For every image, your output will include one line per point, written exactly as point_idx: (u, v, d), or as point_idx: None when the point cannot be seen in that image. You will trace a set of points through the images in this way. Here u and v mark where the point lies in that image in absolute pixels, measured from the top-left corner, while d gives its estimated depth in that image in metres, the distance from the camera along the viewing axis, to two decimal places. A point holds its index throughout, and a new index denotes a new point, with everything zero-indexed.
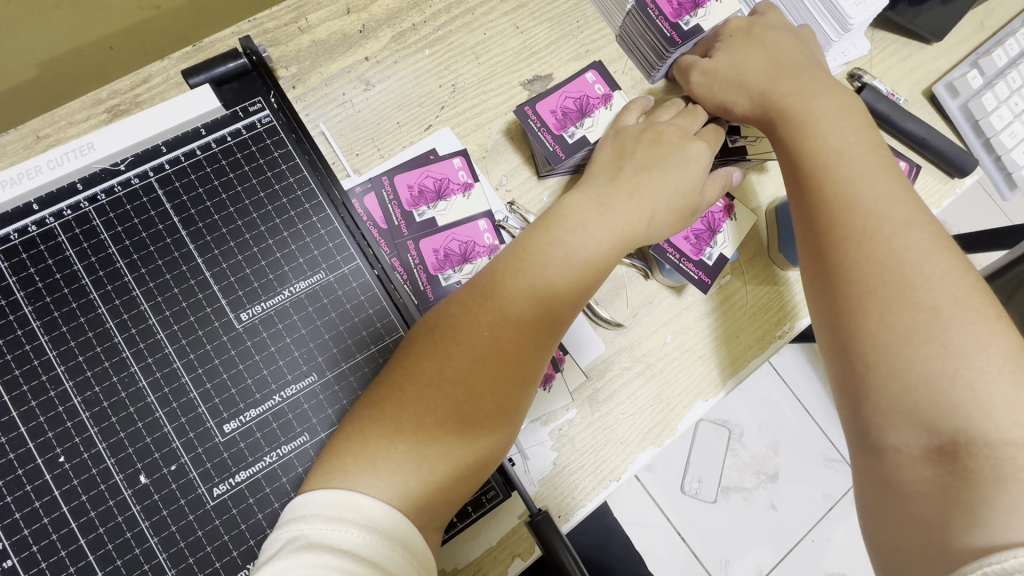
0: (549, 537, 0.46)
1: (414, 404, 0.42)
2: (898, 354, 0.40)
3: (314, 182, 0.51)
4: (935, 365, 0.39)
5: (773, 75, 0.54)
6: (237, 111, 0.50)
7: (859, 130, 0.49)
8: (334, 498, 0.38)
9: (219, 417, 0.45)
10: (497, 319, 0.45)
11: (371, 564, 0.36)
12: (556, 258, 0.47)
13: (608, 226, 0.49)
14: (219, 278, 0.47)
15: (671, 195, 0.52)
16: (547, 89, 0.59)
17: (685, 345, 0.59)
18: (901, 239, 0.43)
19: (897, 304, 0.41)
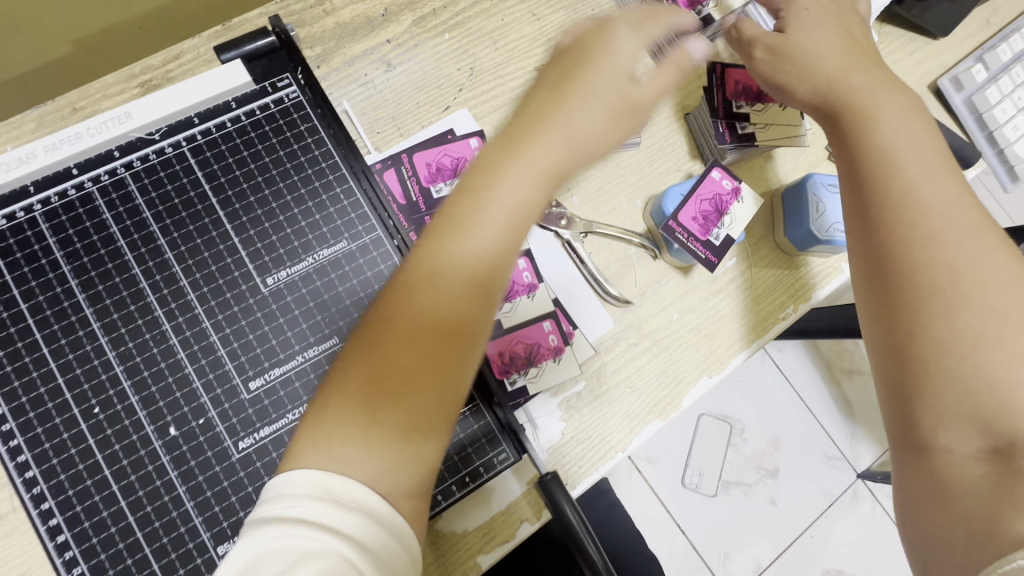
0: (557, 496, 0.49)
1: (362, 395, 0.38)
2: (966, 356, 0.41)
3: (337, 155, 0.53)
4: (1000, 370, 0.41)
5: (840, 61, 0.52)
6: (266, 86, 0.52)
7: (918, 130, 0.49)
8: (284, 473, 0.37)
9: (245, 375, 0.47)
10: (434, 303, 0.40)
11: (331, 532, 0.34)
12: (493, 210, 0.42)
13: (527, 177, 0.43)
14: (246, 244, 0.50)
15: (605, 88, 0.45)
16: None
17: (691, 324, 0.61)
18: (969, 245, 0.44)
19: (964, 306, 0.42)
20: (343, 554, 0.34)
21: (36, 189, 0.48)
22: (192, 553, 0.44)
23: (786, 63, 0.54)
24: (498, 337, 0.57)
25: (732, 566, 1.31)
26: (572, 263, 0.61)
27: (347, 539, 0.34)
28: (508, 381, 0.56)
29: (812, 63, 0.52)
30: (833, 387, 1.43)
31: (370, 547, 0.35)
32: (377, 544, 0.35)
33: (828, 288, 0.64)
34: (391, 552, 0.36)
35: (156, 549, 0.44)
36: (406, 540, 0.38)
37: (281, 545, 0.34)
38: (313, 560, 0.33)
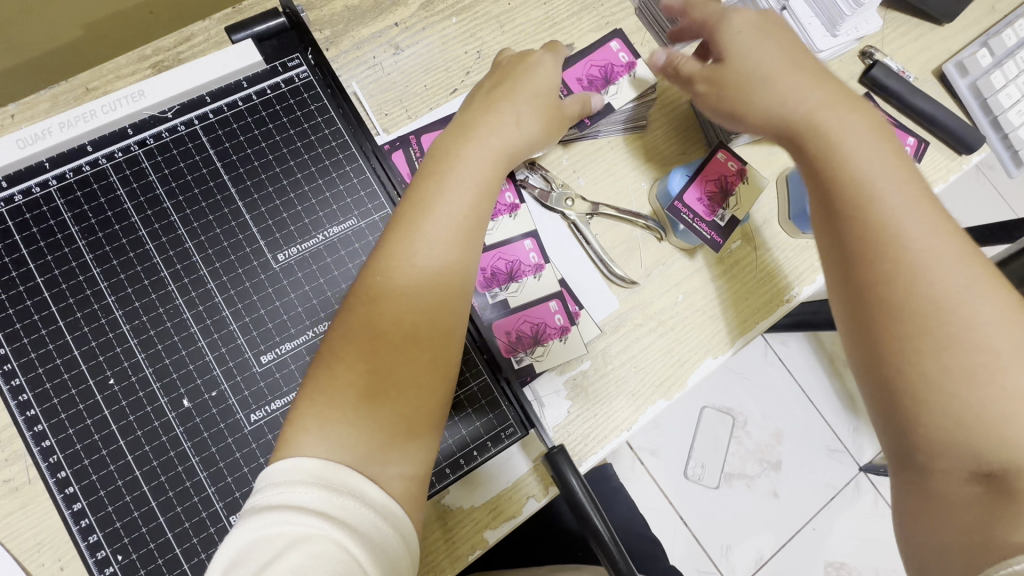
0: (564, 468, 0.49)
1: (335, 381, 0.41)
2: (957, 393, 0.38)
3: (348, 134, 0.53)
4: (991, 407, 0.37)
5: (792, 82, 0.49)
6: (277, 66, 0.53)
7: (879, 145, 0.46)
8: (281, 462, 0.39)
9: (257, 349, 0.48)
10: (401, 298, 0.44)
11: (323, 517, 0.37)
12: (456, 199, 0.47)
13: (477, 181, 0.49)
14: (258, 221, 0.50)
15: (530, 95, 0.54)
16: (575, 57, 0.63)
17: (696, 305, 0.61)
18: (951, 277, 0.40)
19: (956, 346, 0.39)
20: (335, 539, 0.36)
21: (52, 165, 0.48)
22: (205, 522, 0.46)
23: (725, 94, 0.52)
24: (505, 317, 0.58)
25: (734, 557, 1.32)
26: (578, 244, 0.62)
27: (339, 524, 0.37)
28: (515, 360, 0.57)
29: (766, 94, 0.50)
30: (837, 380, 1.43)
31: (361, 532, 0.37)
32: (367, 528, 0.38)
33: None
34: (384, 538, 0.38)
35: (171, 518, 0.45)
36: (401, 529, 0.40)
37: (273, 532, 0.36)
38: (306, 544, 0.35)
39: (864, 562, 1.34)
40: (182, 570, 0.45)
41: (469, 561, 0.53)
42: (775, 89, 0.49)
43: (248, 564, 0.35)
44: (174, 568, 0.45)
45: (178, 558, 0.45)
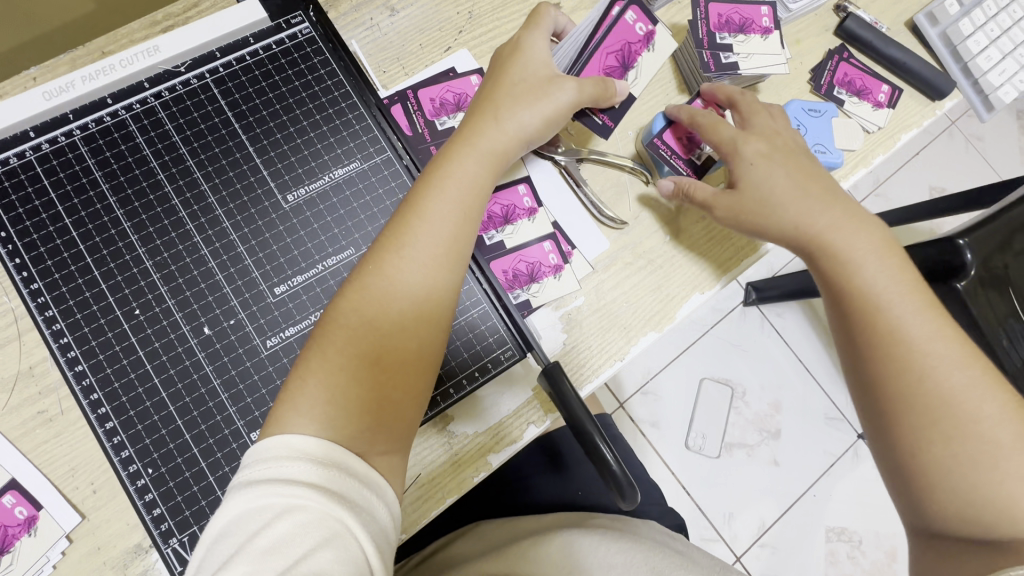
0: (558, 380, 0.52)
1: (311, 388, 0.44)
2: (924, 446, 0.49)
3: (349, 85, 0.57)
4: (955, 457, 0.48)
5: (819, 208, 0.56)
6: (281, 23, 0.57)
7: (890, 266, 0.53)
8: (267, 442, 0.41)
9: (270, 281, 0.52)
10: (375, 314, 0.47)
11: (308, 488, 0.39)
12: (447, 200, 0.50)
13: (455, 204, 0.51)
14: (268, 165, 0.54)
15: (527, 96, 0.56)
16: (590, 51, 0.62)
17: (683, 245, 0.65)
18: (931, 364, 0.49)
19: (922, 412, 0.49)
20: (319, 507, 0.38)
21: (75, 116, 0.52)
22: (228, 438, 0.49)
23: (750, 212, 0.57)
24: (502, 256, 0.61)
25: (737, 525, 1.34)
26: (569, 189, 0.65)
27: (325, 492, 0.39)
28: (512, 296, 0.61)
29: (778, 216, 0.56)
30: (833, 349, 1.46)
31: (348, 499, 0.40)
32: (355, 496, 0.40)
33: None
34: (370, 503, 0.41)
35: (196, 435, 0.49)
36: (383, 493, 0.42)
37: (260, 504, 0.38)
38: (292, 514, 0.38)
39: (865, 526, 1.36)
40: (207, 481, 0.49)
41: (474, 483, 0.57)
42: (793, 214, 0.56)
43: (241, 531, 0.38)
44: (200, 480, 0.48)
45: (203, 472, 0.49)
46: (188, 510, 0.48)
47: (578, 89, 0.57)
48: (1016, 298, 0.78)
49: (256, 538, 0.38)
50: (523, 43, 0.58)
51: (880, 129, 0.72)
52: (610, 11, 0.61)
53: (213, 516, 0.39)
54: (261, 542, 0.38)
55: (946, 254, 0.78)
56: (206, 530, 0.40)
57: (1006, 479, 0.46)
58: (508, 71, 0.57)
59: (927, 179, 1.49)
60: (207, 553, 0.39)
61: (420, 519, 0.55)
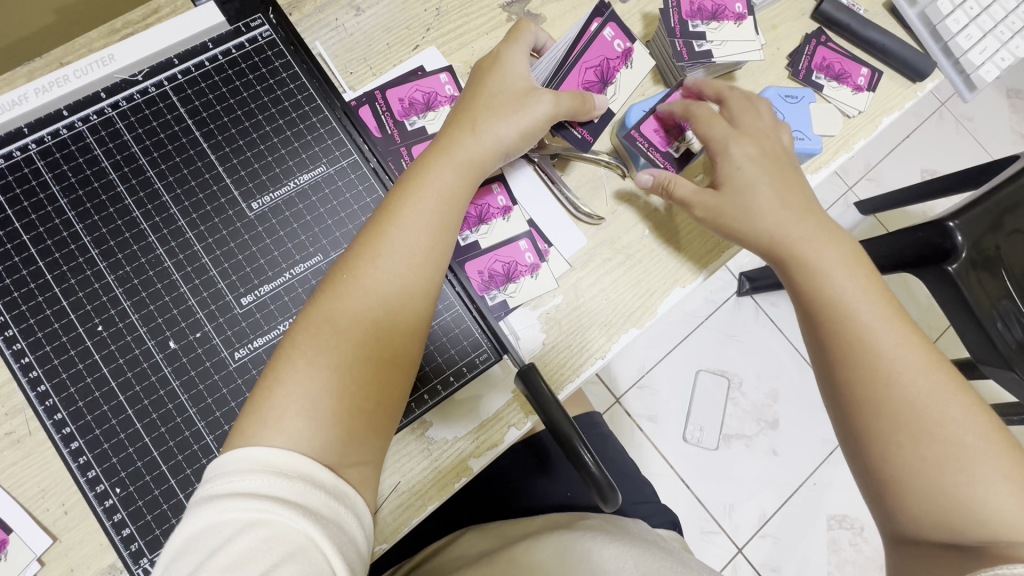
0: (535, 382, 0.51)
1: (283, 399, 0.43)
2: (893, 450, 0.47)
3: (313, 88, 0.56)
4: (925, 461, 0.46)
5: (783, 211, 0.55)
6: (240, 27, 0.55)
7: (854, 276, 0.53)
8: (232, 454, 0.40)
9: (237, 292, 0.51)
10: (349, 325, 0.45)
11: (270, 501, 0.38)
12: (423, 206, 0.49)
13: (430, 212, 0.49)
14: (231, 173, 0.53)
15: (503, 105, 0.54)
16: (568, 66, 0.60)
17: (662, 238, 0.64)
18: (896, 371, 0.49)
19: (888, 418, 0.48)
20: (284, 521, 0.37)
21: (31, 130, 0.51)
22: (197, 454, 0.48)
23: (734, 212, 0.56)
24: (477, 257, 0.60)
25: (738, 517, 1.33)
26: (545, 186, 0.63)
27: (291, 505, 0.38)
28: (488, 297, 0.60)
29: (755, 219, 0.55)
30: None
31: (315, 510, 0.39)
32: (321, 507, 0.39)
33: None
34: (339, 514, 0.40)
35: (164, 452, 0.48)
36: (351, 502, 0.42)
37: (221, 519, 0.37)
38: (257, 528, 0.37)
39: (866, 513, 1.35)
40: (177, 499, 0.47)
41: (456, 489, 0.56)
42: (762, 217, 0.55)
43: (204, 545, 0.37)
44: (170, 498, 0.47)
45: (173, 489, 0.48)
46: (159, 528, 0.47)
47: (555, 102, 0.56)
48: (1008, 280, 0.76)
49: (217, 553, 0.37)
50: (502, 56, 0.57)
51: (861, 113, 0.71)
52: (588, 28, 0.60)
53: (176, 529, 0.38)
54: (222, 558, 0.37)
55: (934, 238, 0.76)
56: (169, 541, 0.39)
57: (980, 473, 0.45)
58: (488, 82, 0.55)
59: (918, 161, 1.48)
60: (168, 566, 0.38)
61: (401, 528, 0.54)
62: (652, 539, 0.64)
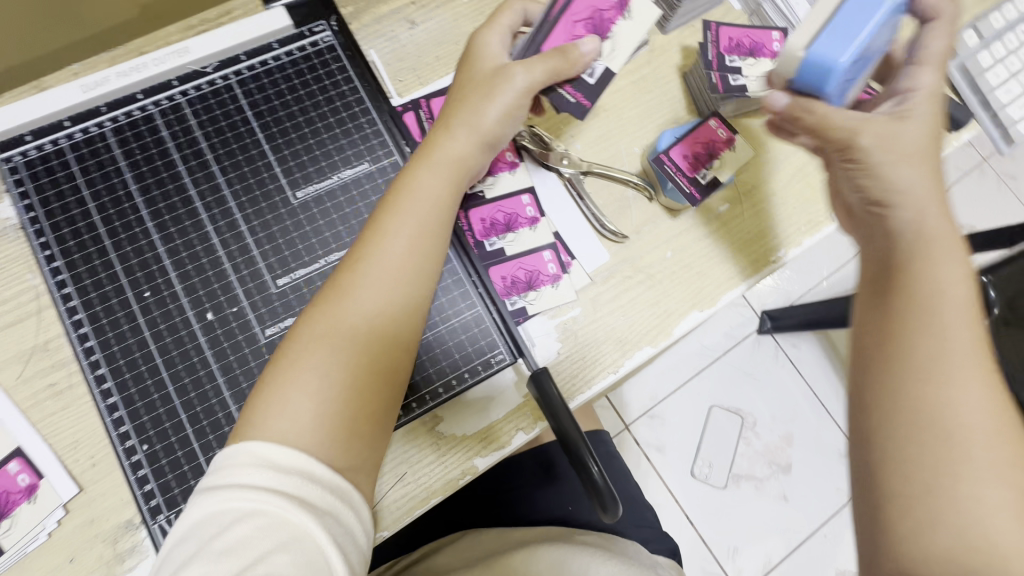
0: (545, 386, 0.52)
1: (286, 386, 0.44)
2: (945, 495, 0.38)
3: (364, 92, 0.60)
4: (974, 519, 0.37)
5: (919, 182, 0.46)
6: (304, 31, 0.60)
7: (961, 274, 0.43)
8: (240, 444, 0.42)
9: (274, 273, 0.54)
10: (340, 326, 0.47)
11: (268, 493, 0.40)
12: (410, 213, 0.51)
13: (422, 219, 0.51)
14: (281, 162, 0.56)
15: (471, 103, 0.54)
16: (551, 21, 0.55)
17: (684, 262, 0.65)
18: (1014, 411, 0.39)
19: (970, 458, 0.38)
20: (279, 513, 0.39)
21: (107, 109, 0.56)
22: (220, 422, 0.51)
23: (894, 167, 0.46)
24: (501, 263, 0.62)
25: (741, 560, 1.29)
26: (572, 200, 0.66)
27: (286, 498, 0.40)
28: (509, 302, 0.61)
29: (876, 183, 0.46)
30: None
31: (311, 504, 0.41)
32: (317, 501, 0.41)
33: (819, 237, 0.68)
34: (336, 514, 0.42)
35: (191, 416, 0.51)
36: (348, 497, 0.43)
37: (221, 509, 0.40)
38: (253, 518, 0.39)
39: None
40: (198, 462, 0.50)
41: (461, 485, 0.57)
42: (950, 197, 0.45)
43: (204, 532, 0.40)
44: (191, 460, 0.50)
45: (195, 452, 0.50)
46: (177, 488, 0.49)
47: (528, 78, 0.53)
48: None
49: (216, 539, 0.39)
50: (476, 47, 0.56)
51: None
52: None
53: (181, 516, 0.41)
54: (221, 545, 0.39)
55: None
56: (176, 525, 0.41)
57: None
58: (465, 75, 0.56)
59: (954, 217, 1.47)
60: (172, 549, 0.40)
61: (403, 518, 0.55)
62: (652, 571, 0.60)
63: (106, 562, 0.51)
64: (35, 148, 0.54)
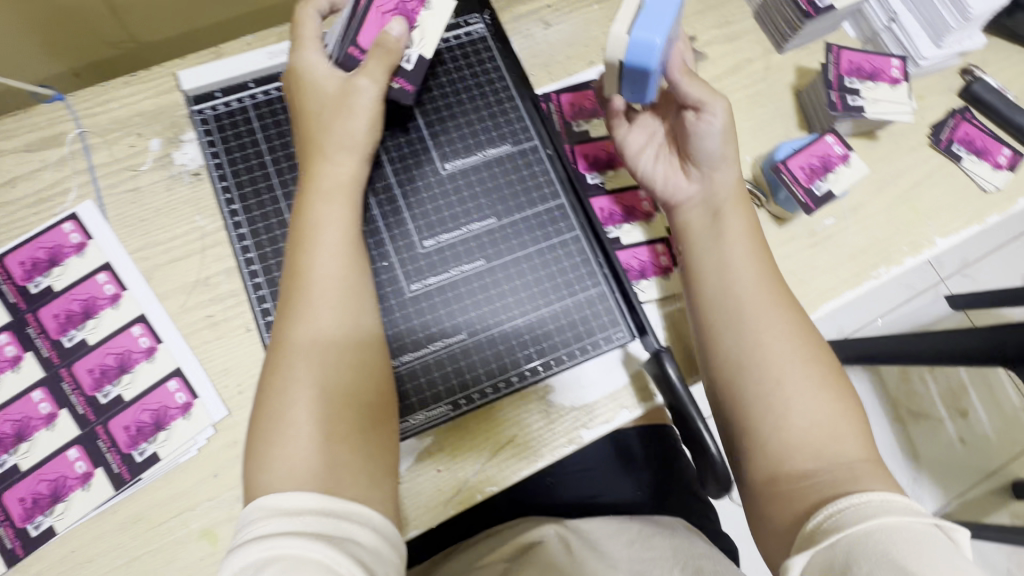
0: (666, 366, 0.55)
1: (272, 439, 0.45)
2: (785, 398, 0.52)
3: (510, 80, 0.65)
4: (781, 403, 0.52)
5: (720, 150, 0.58)
6: (460, 21, 0.66)
7: (752, 238, 0.59)
8: (249, 507, 0.42)
9: (421, 235, 0.59)
10: (299, 368, 0.47)
11: (292, 533, 0.39)
12: (320, 237, 0.51)
13: (330, 238, 0.51)
14: (433, 137, 0.62)
15: (337, 130, 0.54)
16: (361, 10, 0.56)
17: (788, 268, 0.68)
18: (782, 343, 0.54)
19: (786, 380, 0.52)
20: (305, 549, 0.38)
21: None
22: None
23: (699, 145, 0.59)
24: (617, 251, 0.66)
25: None
26: None
27: (309, 535, 0.39)
28: None
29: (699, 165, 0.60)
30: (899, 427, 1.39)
31: (335, 538, 0.40)
32: (343, 533, 0.40)
33: (920, 259, 0.70)
34: (350, 532, 0.41)
35: None
36: (373, 522, 0.43)
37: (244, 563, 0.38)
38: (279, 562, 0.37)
39: None
40: None
41: (565, 453, 0.58)
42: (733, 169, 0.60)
43: None
44: None
45: None
46: None
47: (369, 112, 0.54)
48: None
49: None
50: (298, 69, 0.55)
51: (998, 190, 0.73)
52: None
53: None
54: None
55: None
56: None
57: (819, 427, 0.51)
58: (308, 104, 0.55)
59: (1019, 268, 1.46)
60: None
61: (511, 476, 0.57)
62: (698, 561, 0.60)
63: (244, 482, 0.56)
64: (223, 103, 0.62)
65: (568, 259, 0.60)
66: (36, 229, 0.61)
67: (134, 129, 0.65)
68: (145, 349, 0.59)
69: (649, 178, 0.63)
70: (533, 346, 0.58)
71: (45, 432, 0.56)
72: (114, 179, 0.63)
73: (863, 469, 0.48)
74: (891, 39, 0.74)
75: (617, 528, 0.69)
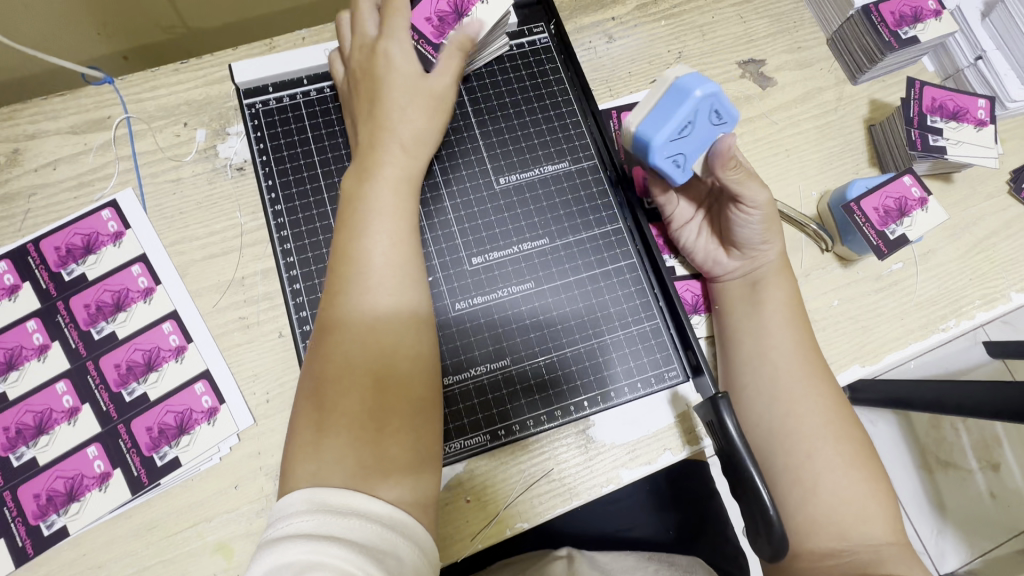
0: (721, 410, 0.50)
1: (311, 434, 0.42)
2: (814, 474, 0.53)
3: (572, 95, 0.62)
4: (810, 477, 0.53)
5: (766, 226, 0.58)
6: (525, 30, 0.63)
7: (792, 307, 0.59)
8: (287, 498, 0.40)
9: (470, 251, 0.56)
10: (346, 363, 0.44)
11: (330, 542, 0.36)
12: (375, 224, 0.48)
13: (389, 227, 0.48)
14: (489, 148, 0.59)
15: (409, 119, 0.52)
16: None
17: (850, 313, 0.64)
18: (815, 417, 0.55)
19: (815, 454, 0.54)
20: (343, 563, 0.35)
21: None
22: None
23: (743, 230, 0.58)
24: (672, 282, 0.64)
25: None
26: None
27: (348, 546, 0.36)
28: None
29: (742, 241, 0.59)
30: (928, 479, 1.32)
31: (375, 551, 0.37)
32: (383, 547, 0.38)
33: (994, 314, 0.65)
34: (394, 546, 0.38)
35: None
36: (415, 534, 0.40)
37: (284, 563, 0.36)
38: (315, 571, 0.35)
39: None
40: None
41: (603, 494, 0.54)
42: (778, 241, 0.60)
43: None
44: None
45: None
46: None
47: (431, 122, 0.53)
48: None
49: None
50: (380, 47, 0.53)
51: None
52: None
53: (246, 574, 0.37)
54: None
55: None
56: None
57: (846, 503, 0.52)
58: (384, 84, 0.52)
59: None
60: None
61: (545, 514, 0.53)
62: None
63: (266, 495, 0.53)
64: (274, 99, 0.60)
65: (623, 287, 0.57)
66: (73, 214, 0.59)
67: (181, 118, 0.63)
68: (174, 347, 0.56)
69: (688, 248, 0.62)
70: (581, 376, 0.55)
71: (66, 426, 0.53)
72: (156, 169, 0.61)
73: (890, 554, 0.50)
74: (975, 77, 0.69)
75: (637, 563, 0.68)
